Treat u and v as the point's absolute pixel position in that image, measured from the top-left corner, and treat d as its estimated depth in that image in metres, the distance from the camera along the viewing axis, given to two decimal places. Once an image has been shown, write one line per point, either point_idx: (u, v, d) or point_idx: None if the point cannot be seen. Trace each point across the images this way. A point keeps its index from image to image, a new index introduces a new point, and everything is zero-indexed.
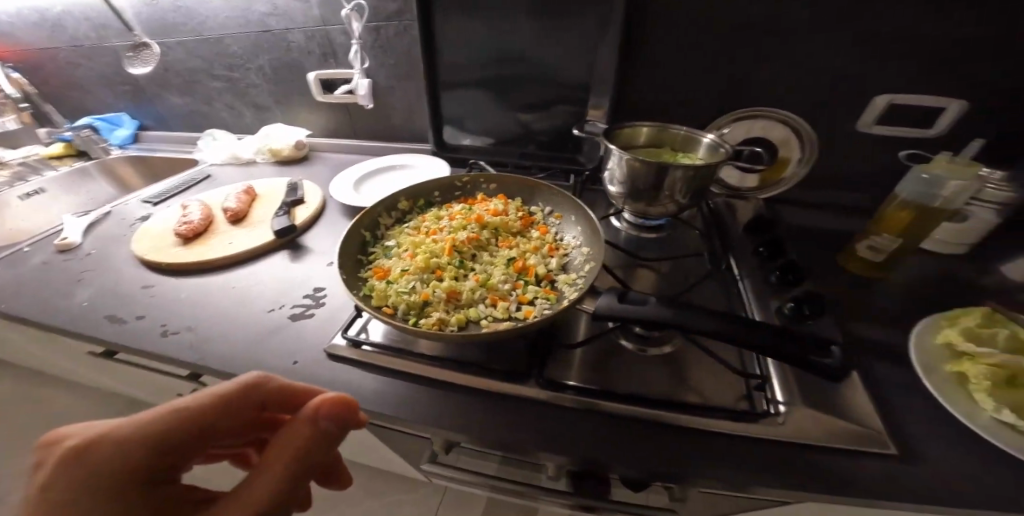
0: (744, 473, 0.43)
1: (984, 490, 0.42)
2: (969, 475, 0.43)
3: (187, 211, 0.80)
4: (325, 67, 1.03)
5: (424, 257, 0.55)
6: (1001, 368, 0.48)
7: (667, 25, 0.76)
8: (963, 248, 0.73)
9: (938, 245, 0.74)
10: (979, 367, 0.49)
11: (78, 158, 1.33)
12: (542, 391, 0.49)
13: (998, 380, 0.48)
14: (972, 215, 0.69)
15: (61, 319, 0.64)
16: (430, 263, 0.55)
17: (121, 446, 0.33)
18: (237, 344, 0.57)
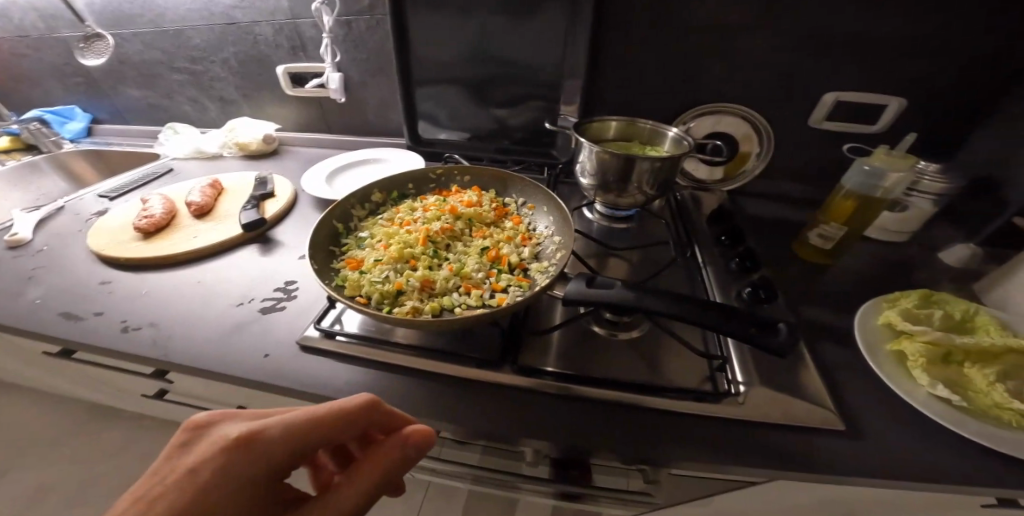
0: (705, 449, 0.45)
1: (916, 453, 0.46)
2: (904, 441, 0.47)
3: (148, 204, 0.77)
4: (295, 60, 1.01)
5: (398, 247, 0.56)
6: (935, 346, 0.53)
7: (634, 25, 0.79)
8: (904, 237, 0.78)
9: (882, 234, 0.78)
10: (916, 344, 0.54)
11: (28, 153, 1.26)
12: (516, 377, 0.50)
13: (932, 356, 0.53)
14: (912, 204, 0.74)
15: (12, 317, 0.61)
16: (404, 253, 0.55)
17: (238, 458, 0.34)
18: (204, 340, 0.56)
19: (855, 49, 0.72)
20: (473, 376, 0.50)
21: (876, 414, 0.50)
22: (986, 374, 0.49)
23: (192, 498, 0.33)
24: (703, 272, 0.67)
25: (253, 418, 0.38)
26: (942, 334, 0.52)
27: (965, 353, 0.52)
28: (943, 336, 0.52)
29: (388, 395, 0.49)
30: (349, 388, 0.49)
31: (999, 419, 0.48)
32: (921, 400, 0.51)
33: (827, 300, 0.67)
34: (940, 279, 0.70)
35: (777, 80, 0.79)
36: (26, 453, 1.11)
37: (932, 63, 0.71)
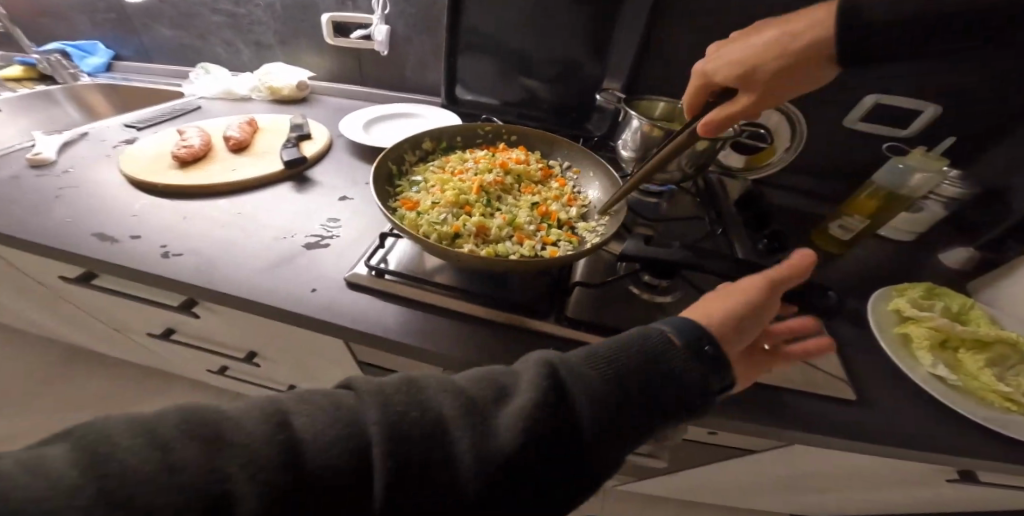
0: (739, 407, 0.47)
1: (938, 428, 0.48)
2: (926, 416, 0.49)
3: (185, 136, 0.76)
4: (341, 9, 1.00)
5: (454, 192, 0.56)
6: (938, 331, 0.55)
7: (690, 4, 0.79)
8: (910, 237, 0.78)
9: (892, 231, 0.78)
10: (924, 328, 0.55)
11: (41, 83, 1.23)
12: (563, 327, 0.50)
13: (933, 341, 0.55)
14: (927, 206, 0.74)
15: (43, 232, 0.58)
16: (459, 198, 0.56)
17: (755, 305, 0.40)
18: (247, 269, 0.55)
19: None
20: (517, 323, 0.50)
21: (883, 387, 0.52)
22: (978, 360, 0.52)
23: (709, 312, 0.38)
24: (732, 250, 0.66)
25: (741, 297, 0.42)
26: (947, 321, 0.54)
27: (962, 340, 0.54)
28: (948, 323, 0.54)
29: (433, 332, 0.50)
30: (396, 323, 0.50)
31: (986, 400, 0.50)
32: (922, 378, 0.52)
33: (838, 281, 0.68)
34: (952, 279, 0.72)
35: None
36: (31, 382, 1.12)
37: None
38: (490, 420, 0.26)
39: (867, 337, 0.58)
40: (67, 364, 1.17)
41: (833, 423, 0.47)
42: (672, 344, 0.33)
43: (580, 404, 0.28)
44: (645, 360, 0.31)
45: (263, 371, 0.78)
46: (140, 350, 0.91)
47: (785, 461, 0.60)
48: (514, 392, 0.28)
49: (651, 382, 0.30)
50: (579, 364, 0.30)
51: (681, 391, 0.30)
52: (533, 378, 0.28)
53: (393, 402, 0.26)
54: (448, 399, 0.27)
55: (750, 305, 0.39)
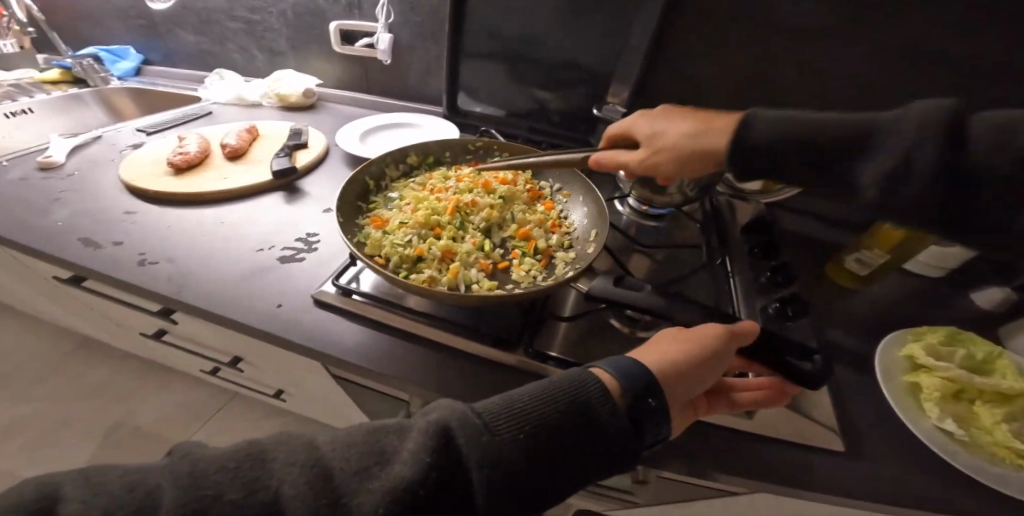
0: (717, 464, 0.41)
1: (957, 502, 0.41)
2: (941, 485, 0.42)
3: (185, 142, 0.77)
4: (349, 18, 1.00)
5: (425, 213, 0.54)
6: (952, 381, 0.48)
7: (700, 13, 0.74)
8: (944, 272, 0.69)
9: (919, 266, 0.70)
10: (934, 378, 0.48)
11: (76, 86, 1.29)
12: (529, 361, 0.47)
13: (945, 392, 0.48)
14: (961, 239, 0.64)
15: (33, 236, 0.60)
16: (430, 219, 0.54)
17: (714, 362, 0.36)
18: (218, 280, 0.54)
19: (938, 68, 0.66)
20: (482, 353, 0.48)
21: (883, 440, 0.46)
22: (995, 414, 0.45)
23: (667, 370, 0.34)
24: (731, 283, 0.61)
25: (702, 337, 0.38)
26: (962, 371, 0.47)
27: (978, 391, 0.47)
28: (963, 372, 0.48)
29: (390, 359, 0.47)
30: (354, 346, 0.48)
31: (997, 457, 0.44)
32: (934, 438, 0.45)
33: (844, 318, 0.61)
34: (979, 322, 0.64)
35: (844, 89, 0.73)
36: (50, 368, 1.18)
37: None
38: (350, 497, 0.23)
39: (869, 382, 0.52)
40: (83, 352, 1.22)
41: (823, 480, 0.41)
42: (605, 392, 0.30)
43: (466, 476, 0.25)
44: (565, 413, 0.28)
45: (248, 376, 0.77)
46: (143, 348, 0.92)
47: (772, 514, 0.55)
48: (395, 460, 0.25)
49: (564, 440, 0.27)
50: (487, 417, 0.27)
51: (599, 451, 0.28)
52: (419, 443, 0.25)
53: (201, 483, 0.23)
54: (297, 472, 0.24)
55: (706, 345, 0.37)
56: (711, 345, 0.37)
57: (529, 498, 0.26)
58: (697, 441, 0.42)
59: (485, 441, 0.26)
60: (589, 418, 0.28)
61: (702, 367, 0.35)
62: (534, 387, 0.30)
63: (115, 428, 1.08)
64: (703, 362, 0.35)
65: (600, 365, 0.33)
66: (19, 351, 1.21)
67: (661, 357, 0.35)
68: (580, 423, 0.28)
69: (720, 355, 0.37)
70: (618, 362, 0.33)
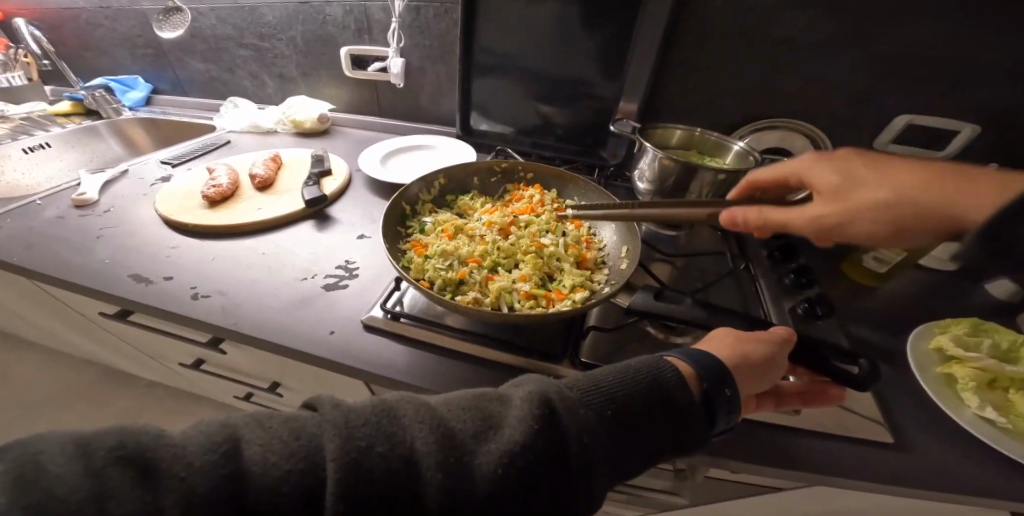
0: (766, 460, 0.44)
1: (984, 483, 0.44)
2: (968, 468, 0.46)
3: (214, 174, 0.80)
4: (359, 42, 1.03)
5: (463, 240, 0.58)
6: (986, 371, 0.51)
7: (704, 29, 0.78)
8: (953, 265, 0.74)
9: (932, 261, 0.75)
10: (968, 369, 0.52)
11: (88, 117, 1.30)
12: (575, 372, 0.50)
13: (981, 381, 0.51)
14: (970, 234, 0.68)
15: (82, 274, 0.62)
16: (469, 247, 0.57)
17: (776, 366, 0.40)
18: (271, 309, 0.57)
19: (939, 72, 0.70)
20: (531, 367, 0.50)
21: (921, 430, 0.49)
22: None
23: (738, 366, 0.38)
24: (756, 286, 0.65)
25: (767, 341, 0.42)
26: (994, 361, 0.51)
27: (1011, 380, 0.51)
28: (994, 362, 0.51)
29: (444, 378, 0.50)
30: (409, 367, 0.51)
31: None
32: (975, 426, 0.48)
33: (863, 314, 0.64)
34: (997, 313, 0.67)
35: (847, 96, 0.77)
36: (78, 399, 1.19)
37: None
38: (471, 455, 0.29)
39: (903, 376, 0.55)
40: (109, 382, 1.23)
41: (869, 468, 0.44)
42: (681, 379, 0.35)
43: (573, 440, 0.30)
44: (646, 393, 0.33)
45: (287, 399, 0.79)
46: (176, 376, 0.94)
47: (810, 505, 0.58)
48: (506, 425, 0.30)
49: (647, 418, 0.32)
50: (579, 392, 0.33)
51: (675, 430, 0.33)
52: (527, 412, 0.30)
53: (355, 434, 0.28)
54: (426, 430, 0.29)
55: (767, 343, 0.41)
56: (767, 342, 0.41)
57: (616, 462, 0.31)
58: (741, 442, 0.45)
59: (581, 410, 0.31)
60: (668, 401, 0.33)
61: (761, 362, 0.39)
62: (618, 371, 0.35)
63: None
64: (761, 356, 0.40)
65: (671, 355, 0.38)
66: (46, 384, 1.22)
67: (723, 350, 0.40)
68: (660, 403, 0.33)
69: (775, 353, 0.41)
70: (688, 353, 0.38)
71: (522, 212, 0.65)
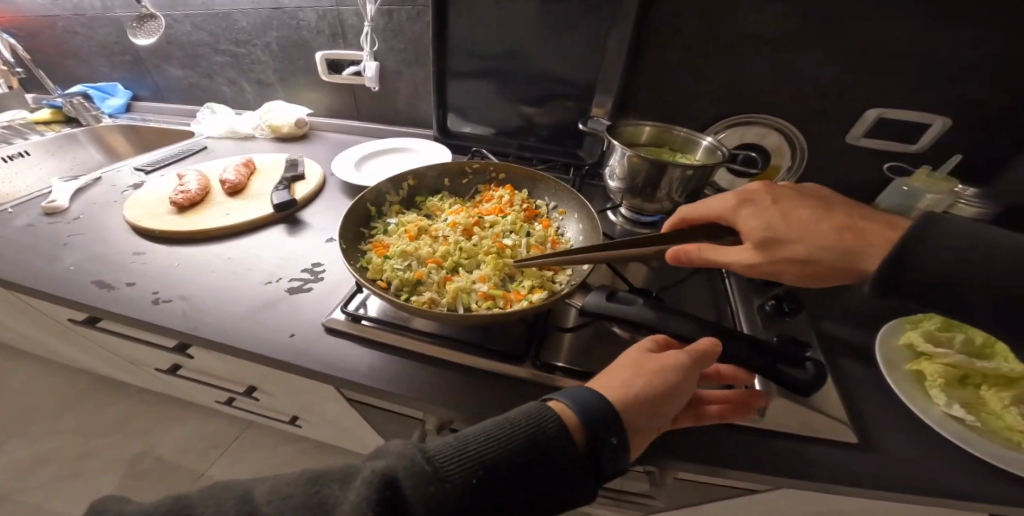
0: (730, 461, 0.44)
1: (956, 480, 0.43)
2: (938, 464, 0.45)
3: (185, 180, 0.80)
4: (334, 47, 1.03)
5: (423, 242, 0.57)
6: (955, 367, 0.50)
7: (672, 28, 0.78)
8: None
9: None
10: (937, 365, 0.51)
11: (67, 125, 1.29)
12: (536, 372, 0.50)
13: (949, 377, 0.50)
14: None
15: (43, 282, 0.61)
16: (430, 249, 0.57)
17: (680, 393, 0.38)
18: (232, 314, 0.56)
19: (906, 66, 0.70)
20: (492, 368, 0.50)
21: (891, 427, 0.48)
22: (1003, 398, 0.47)
23: (637, 405, 0.36)
24: (726, 283, 0.65)
25: (668, 369, 0.39)
26: (963, 357, 0.50)
27: (983, 376, 0.50)
28: (964, 359, 0.50)
29: (406, 380, 0.50)
30: (371, 370, 0.50)
31: (1013, 442, 0.46)
32: (943, 423, 0.47)
33: (837, 309, 0.64)
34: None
35: (817, 92, 0.77)
36: (63, 407, 1.19)
37: (991, 81, 0.67)
38: None
39: (874, 372, 0.54)
40: (91, 391, 1.22)
41: (837, 470, 0.43)
42: (563, 431, 0.32)
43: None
44: (525, 453, 0.31)
45: (264, 405, 0.78)
46: (155, 381, 0.93)
47: (786, 506, 0.56)
48: (338, 510, 0.27)
49: (521, 478, 0.30)
50: (440, 463, 0.30)
51: (562, 483, 0.31)
52: (362, 496, 0.27)
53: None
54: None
55: (670, 369, 0.39)
56: (664, 373, 0.39)
57: None
58: (704, 442, 0.45)
59: (434, 485, 0.28)
60: (550, 455, 0.31)
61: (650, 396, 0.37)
62: (492, 428, 0.32)
63: (140, 461, 1.09)
64: (650, 389, 0.37)
65: (556, 398, 0.35)
66: (29, 394, 1.21)
67: (618, 387, 0.37)
68: (538, 458, 0.31)
69: (674, 383, 0.38)
70: (574, 393, 0.35)
71: (489, 213, 0.65)
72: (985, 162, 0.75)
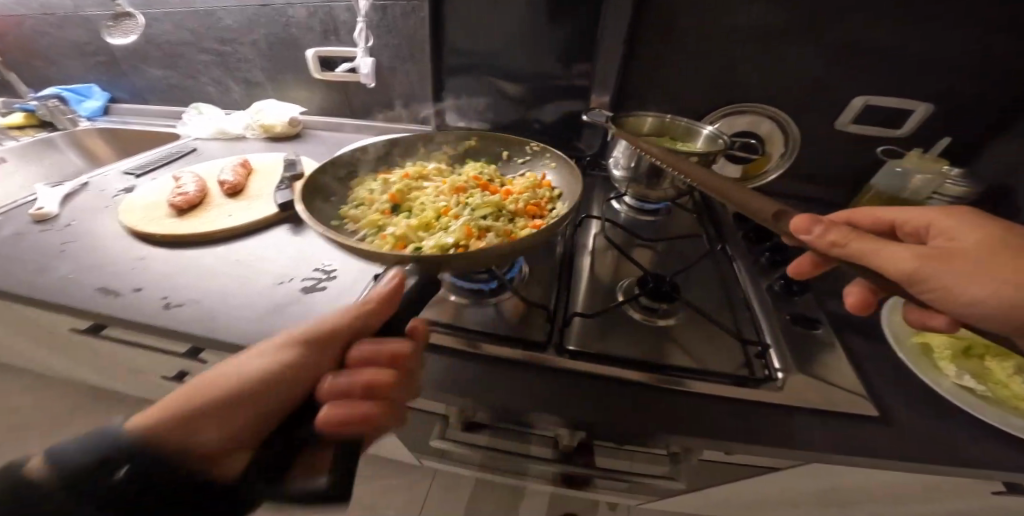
0: (755, 437, 0.46)
1: (965, 448, 0.46)
2: (947, 433, 0.47)
3: (180, 182, 0.78)
4: (325, 44, 1.01)
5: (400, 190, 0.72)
6: (958, 339, 0.55)
7: (668, 21, 0.79)
8: None
9: None
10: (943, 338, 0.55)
11: (42, 129, 1.24)
12: (561, 359, 0.52)
13: (955, 349, 0.54)
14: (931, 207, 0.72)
15: (42, 291, 0.59)
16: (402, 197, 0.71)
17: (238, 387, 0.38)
18: (249, 316, 0.56)
19: (894, 55, 0.73)
20: (517, 357, 0.51)
21: (900, 399, 0.51)
22: (1008, 368, 0.51)
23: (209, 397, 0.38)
24: (734, 266, 0.68)
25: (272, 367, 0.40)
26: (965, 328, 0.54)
27: (986, 348, 0.54)
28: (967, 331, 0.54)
29: (434, 375, 0.50)
30: None
31: (1019, 411, 0.49)
32: (952, 393, 0.50)
33: (839, 289, 0.67)
34: None
35: (807, 82, 0.79)
36: (59, 421, 1.15)
37: (969, 69, 0.71)
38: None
39: (880, 348, 0.57)
40: (86, 404, 1.19)
41: (856, 442, 0.46)
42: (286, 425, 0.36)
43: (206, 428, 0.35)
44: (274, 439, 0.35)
45: None
46: (157, 390, 0.91)
47: (805, 481, 0.59)
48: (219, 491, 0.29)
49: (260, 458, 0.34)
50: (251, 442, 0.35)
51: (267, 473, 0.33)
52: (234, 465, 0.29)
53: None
54: None
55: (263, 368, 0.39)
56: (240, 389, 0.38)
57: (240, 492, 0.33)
58: (730, 421, 0.47)
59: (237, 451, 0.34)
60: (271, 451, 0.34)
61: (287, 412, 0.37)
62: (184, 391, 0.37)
63: None
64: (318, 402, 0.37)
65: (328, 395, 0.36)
66: (21, 409, 1.17)
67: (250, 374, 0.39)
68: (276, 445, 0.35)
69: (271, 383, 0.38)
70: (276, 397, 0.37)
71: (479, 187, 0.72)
72: (968, 145, 0.79)
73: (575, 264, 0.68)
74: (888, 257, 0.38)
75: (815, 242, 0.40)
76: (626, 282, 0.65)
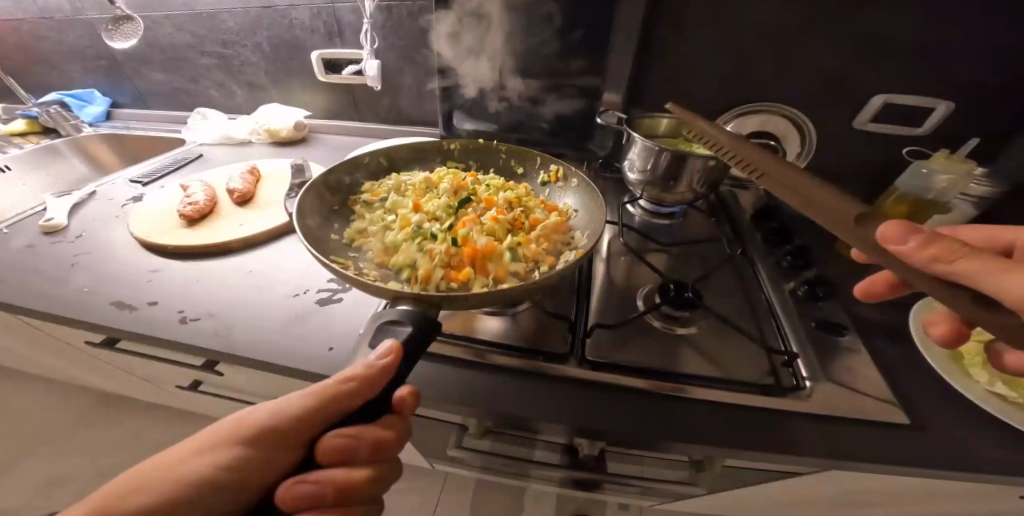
0: (785, 448, 0.45)
1: (1001, 457, 0.45)
2: (981, 441, 0.46)
3: (190, 191, 0.77)
4: (330, 46, 1.00)
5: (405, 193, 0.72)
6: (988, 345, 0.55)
7: (682, 18, 0.77)
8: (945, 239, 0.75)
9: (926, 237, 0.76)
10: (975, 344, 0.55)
11: (45, 136, 1.23)
12: (584, 371, 0.51)
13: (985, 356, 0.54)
14: (956, 208, 0.73)
15: (56, 304, 0.58)
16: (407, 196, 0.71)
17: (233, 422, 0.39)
18: (267, 328, 0.55)
19: (914, 50, 0.71)
20: (540, 370, 0.51)
21: (931, 407, 0.50)
22: None
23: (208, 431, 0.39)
24: (754, 271, 0.67)
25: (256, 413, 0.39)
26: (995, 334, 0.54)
27: None
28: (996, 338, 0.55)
29: (459, 388, 0.49)
30: (423, 380, 0.50)
31: None
32: (987, 400, 0.49)
33: None
34: None
35: (823, 79, 0.78)
36: (74, 427, 1.16)
37: (991, 65, 0.69)
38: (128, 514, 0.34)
39: (907, 355, 0.56)
40: (99, 409, 1.19)
41: (890, 452, 0.45)
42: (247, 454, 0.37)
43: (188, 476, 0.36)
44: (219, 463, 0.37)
45: None
46: (171, 398, 0.91)
47: (827, 485, 0.59)
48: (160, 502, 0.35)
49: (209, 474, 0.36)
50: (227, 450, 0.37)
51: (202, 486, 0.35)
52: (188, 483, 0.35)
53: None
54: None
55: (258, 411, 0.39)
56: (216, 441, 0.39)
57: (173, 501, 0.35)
58: (760, 432, 0.46)
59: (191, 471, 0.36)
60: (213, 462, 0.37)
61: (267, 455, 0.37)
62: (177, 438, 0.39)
63: None
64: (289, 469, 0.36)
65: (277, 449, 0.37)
66: (35, 415, 1.18)
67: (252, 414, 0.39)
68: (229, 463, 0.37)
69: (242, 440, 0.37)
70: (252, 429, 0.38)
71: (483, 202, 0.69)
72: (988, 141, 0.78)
73: (590, 271, 0.67)
74: (1021, 284, 0.30)
75: (909, 254, 0.33)
76: (645, 290, 0.64)
